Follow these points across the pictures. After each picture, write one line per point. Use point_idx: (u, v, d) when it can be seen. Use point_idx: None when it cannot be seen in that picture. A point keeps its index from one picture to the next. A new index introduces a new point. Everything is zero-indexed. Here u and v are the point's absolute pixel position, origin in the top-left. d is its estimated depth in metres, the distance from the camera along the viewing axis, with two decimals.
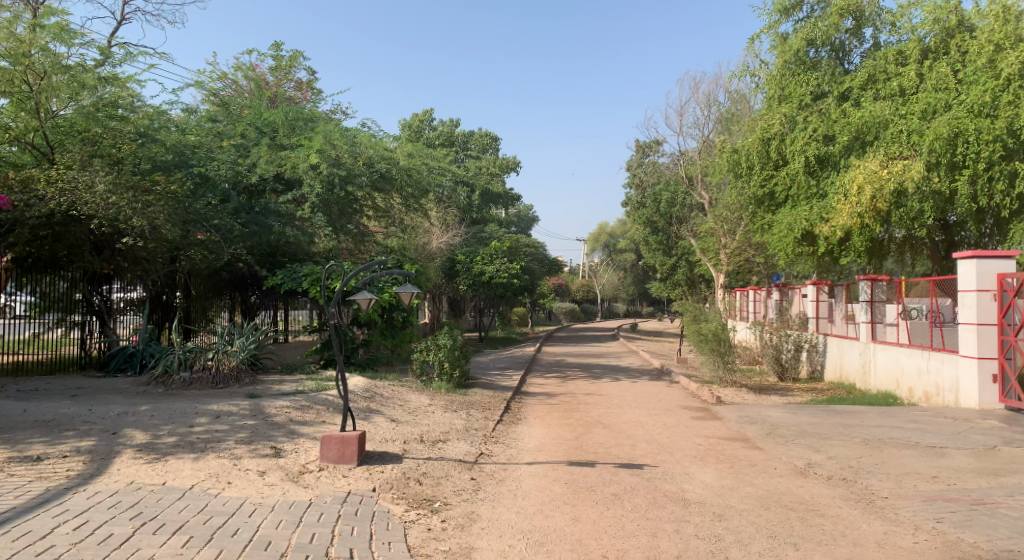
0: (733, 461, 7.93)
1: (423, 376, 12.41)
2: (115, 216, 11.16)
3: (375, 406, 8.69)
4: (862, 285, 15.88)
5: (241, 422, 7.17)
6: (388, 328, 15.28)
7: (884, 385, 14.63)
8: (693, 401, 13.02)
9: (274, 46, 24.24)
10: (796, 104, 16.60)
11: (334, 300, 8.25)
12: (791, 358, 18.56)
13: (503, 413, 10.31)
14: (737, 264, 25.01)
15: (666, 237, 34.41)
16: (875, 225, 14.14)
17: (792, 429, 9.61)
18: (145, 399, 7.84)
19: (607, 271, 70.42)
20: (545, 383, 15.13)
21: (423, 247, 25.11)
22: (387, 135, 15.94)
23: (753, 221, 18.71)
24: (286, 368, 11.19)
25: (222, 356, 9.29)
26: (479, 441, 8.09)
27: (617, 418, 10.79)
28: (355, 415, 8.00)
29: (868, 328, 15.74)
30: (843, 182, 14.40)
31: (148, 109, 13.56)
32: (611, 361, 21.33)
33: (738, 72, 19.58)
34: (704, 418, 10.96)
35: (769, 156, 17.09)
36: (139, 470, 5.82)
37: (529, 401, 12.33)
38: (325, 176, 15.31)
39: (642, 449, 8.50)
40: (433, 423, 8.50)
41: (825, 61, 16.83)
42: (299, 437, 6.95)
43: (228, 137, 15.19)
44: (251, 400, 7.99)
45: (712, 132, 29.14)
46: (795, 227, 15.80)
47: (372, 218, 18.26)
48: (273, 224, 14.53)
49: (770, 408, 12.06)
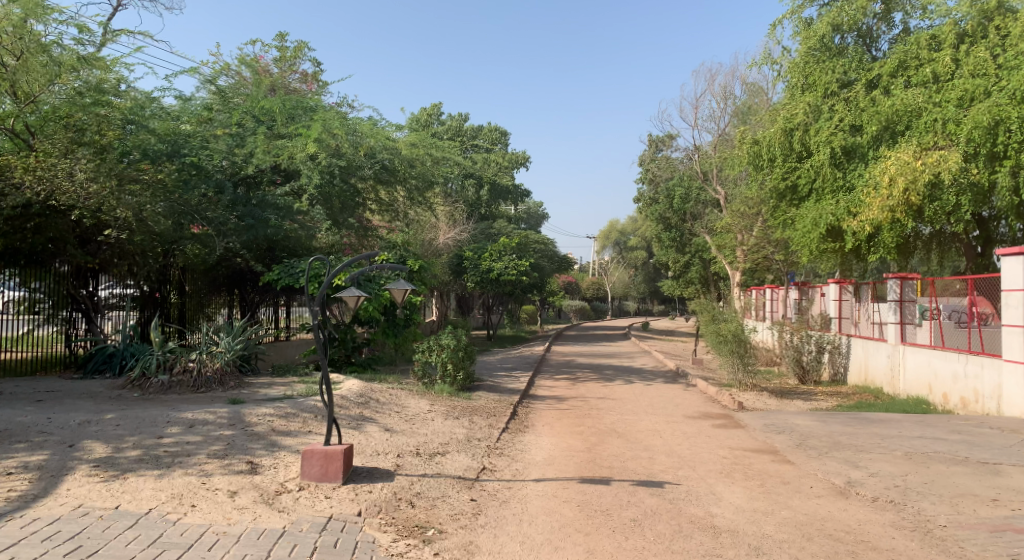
0: (763, 478, 7.15)
1: (425, 378, 11.68)
2: (98, 207, 10.66)
3: (368, 413, 7.96)
4: (891, 283, 14.99)
5: (217, 432, 6.44)
6: (391, 326, 14.53)
7: (915, 390, 13.78)
8: (712, 406, 12.24)
9: (279, 36, 23.61)
10: (821, 93, 15.76)
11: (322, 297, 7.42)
12: (814, 360, 17.78)
13: (509, 420, 9.57)
14: (754, 262, 24.16)
15: (680, 234, 33.55)
16: (907, 221, 13.27)
17: (824, 441, 8.81)
18: (115, 405, 7.13)
19: (618, 268, 69.62)
20: (554, 386, 14.37)
21: (430, 244, 24.42)
22: (389, 124, 15.11)
23: (775, 216, 17.88)
24: (279, 371, 10.49)
25: (205, 358, 8.57)
26: (482, 454, 7.34)
27: (632, 425, 10.04)
28: (346, 424, 7.27)
29: (896, 328, 14.80)
30: (873, 174, 13.53)
31: (138, 96, 12.93)
32: (624, 361, 20.54)
33: (759, 60, 18.73)
34: (726, 426, 10.19)
35: (791, 148, 16.24)
36: (91, 490, 5.10)
37: (538, 405, 11.57)
38: (324, 167, 14.61)
39: (661, 463, 7.73)
40: (431, 432, 7.77)
41: (851, 47, 16.00)
42: (280, 451, 6.22)
43: (224, 126, 14.47)
44: (231, 407, 7.27)
45: (728, 126, 28.27)
46: (821, 223, 14.99)
47: (376, 212, 17.55)
48: (269, 217, 13.80)
49: (797, 415, 11.26)
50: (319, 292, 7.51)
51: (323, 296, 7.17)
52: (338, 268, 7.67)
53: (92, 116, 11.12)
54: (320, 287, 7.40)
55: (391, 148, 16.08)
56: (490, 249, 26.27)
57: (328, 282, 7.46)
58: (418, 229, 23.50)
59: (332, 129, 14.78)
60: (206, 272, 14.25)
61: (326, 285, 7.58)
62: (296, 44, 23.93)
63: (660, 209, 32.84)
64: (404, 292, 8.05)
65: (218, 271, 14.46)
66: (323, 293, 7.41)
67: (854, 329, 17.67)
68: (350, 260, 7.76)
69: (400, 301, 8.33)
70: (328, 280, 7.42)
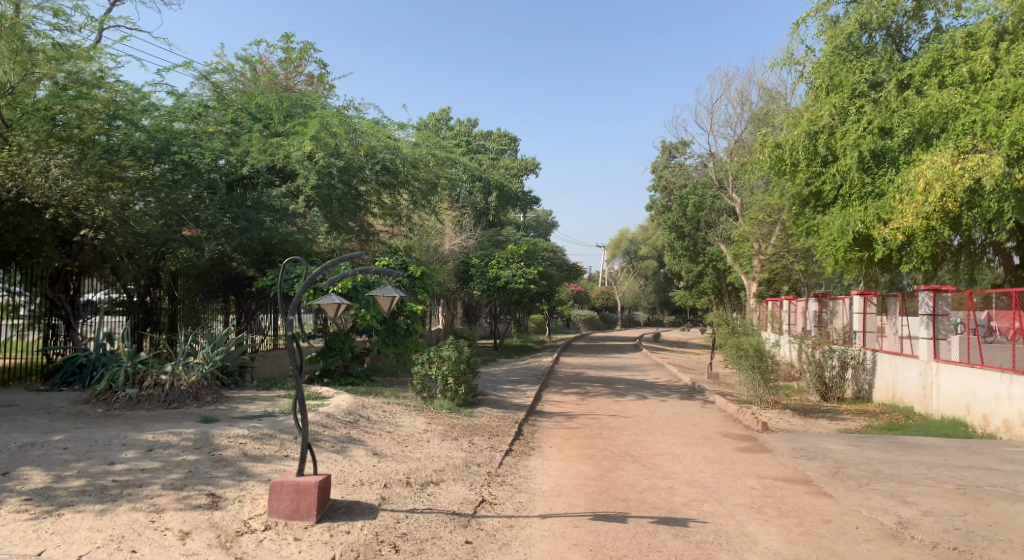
0: (801, 515, 6.28)
1: (424, 393, 10.87)
2: (74, 205, 10.06)
3: (356, 434, 7.15)
4: (924, 295, 14.15)
5: (178, 457, 5.63)
6: (391, 334, 13.81)
7: (951, 410, 12.87)
8: (733, 425, 11.37)
9: (284, 37, 22.99)
10: (848, 94, 14.90)
11: (299, 300, 6.42)
12: (836, 376, 16.99)
13: (513, 441, 8.74)
14: (771, 272, 23.27)
15: (694, 242, 32.64)
16: (942, 228, 12.37)
17: (864, 469, 7.92)
18: (71, 424, 6.35)
19: (628, 278, 68.69)
20: (562, 401, 13.52)
21: (435, 250, 23.64)
22: (391, 122, 14.18)
23: (797, 223, 17.02)
24: (264, 383, 9.74)
25: (179, 370, 7.79)
26: (481, 483, 6.51)
27: (648, 447, 9.19)
28: (329, 449, 6.46)
29: (928, 344, 13.88)
30: (906, 178, 12.62)
31: (132, 92, 12.24)
32: (636, 375, 19.67)
33: (781, 61, 17.91)
34: (750, 450, 9.33)
35: (816, 152, 15.38)
36: (14, 531, 4.31)
37: (545, 423, 10.72)
38: (322, 167, 13.68)
39: (683, 496, 6.87)
40: (425, 456, 6.95)
41: (880, 46, 15.17)
42: (247, 481, 5.42)
43: (217, 124, 13.73)
44: (201, 427, 6.47)
45: (744, 132, 27.41)
46: (849, 231, 14.11)
47: (379, 216, 16.78)
48: (265, 218, 13.08)
49: (827, 437, 10.36)
50: (295, 294, 6.47)
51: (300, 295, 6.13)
52: (317, 269, 6.65)
53: (74, 108, 10.47)
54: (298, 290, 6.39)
55: (395, 148, 15.23)
56: (498, 256, 25.53)
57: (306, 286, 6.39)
58: (422, 234, 22.71)
59: (331, 127, 13.91)
60: (200, 277, 13.51)
61: (303, 286, 6.56)
62: (302, 46, 23.33)
63: (674, 217, 31.92)
64: (392, 298, 7.16)
65: (212, 275, 13.77)
66: (301, 295, 6.40)
67: (879, 343, 16.75)
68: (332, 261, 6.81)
69: (387, 309, 7.40)
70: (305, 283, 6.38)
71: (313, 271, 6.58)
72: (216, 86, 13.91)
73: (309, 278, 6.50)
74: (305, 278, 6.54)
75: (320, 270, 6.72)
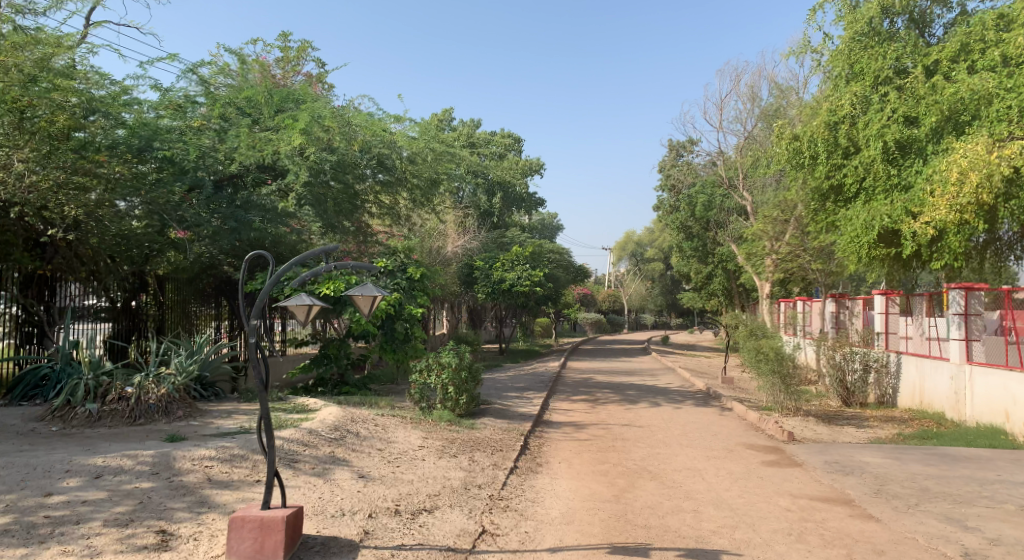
0: (850, 545, 5.47)
1: (423, 403, 10.15)
2: (43, 204, 9.46)
3: (341, 453, 6.36)
4: (954, 293, 13.30)
5: (129, 485, 4.85)
6: (389, 340, 13.04)
7: (986, 416, 12.09)
8: (757, 435, 10.53)
9: (282, 35, 22.39)
10: (870, 82, 14.10)
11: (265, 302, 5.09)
12: (859, 380, 16.24)
13: (519, 458, 7.92)
14: (785, 272, 22.45)
15: (702, 243, 31.83)
16: (978, 222, 11.48)
17: (910, 487, 7.09)
18: (14, 447, 5.58)
19: (634, 281, 67.86)
20: (571, 409, 12.71)
21: (438, 253, 22.66)
22: (387, 115, 13.34)
23: (817, 220, 16.18)
24: (246, 394, 9.01)
25: (147, 383, 7.03)
26: (482, 509, 5.71)
27: (667, 462, 8.37)
28: (308, 472, 5.67)
29: (960, 346, 13.08)
30: (938, 167, 11.76)
31: (115, 89, 11.51)
32: (647, 380, 18.88)
33: (797, 50, 17.13)
34: (779, 464, 8.50)
35: (837, 143, 14.58)
36: None
37: (553, 435, 9.93)
38: (313, 162, 12.92)
39: (711, 521, 6.04)
40: (418, 478, 6.16)
41: (903, 32, 14.36)
42: (207, 513, 4.64)
43: (204, 120, 12.99)
44: (163, 447, 5.69)
45: (755, 129, 26.61)
46: (874, 226, 13.28)
47: (376, 216, 16.03)
48: (254, 218, 12.34)
49: (859, 448, 9.52)
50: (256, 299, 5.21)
51: (267, 294, 5.04)
52: (285, 264, 5.41)
53: (44, 100, 9.52)
54: (262, 289, 5.12)
55: (392, 144, 14.49)
56: (502, 258, 24.89)
57: (270, 285, 5.20)
58: (425, 237, 21.94)
59: (323, 121, 13.14)
60: (189, 282, 12.85)
61: (270, 285, 5.24)
62: (300, 45, 22.69)
63: (682, 217, 31.17)
64: (373, 297, 6.37)
65: (201, 279, 13.04)
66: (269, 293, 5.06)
67: (903, 345, 15.92)
68: (302, 255, 5.83)
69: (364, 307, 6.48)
70: (270, 282, 5.28)
71: (279, 268, 5.37)
72: (204, 80, 13.21)
73: (274, 278, 5.33)
74: (267, 280, 5.33)
75: (285, 268, 5.55)
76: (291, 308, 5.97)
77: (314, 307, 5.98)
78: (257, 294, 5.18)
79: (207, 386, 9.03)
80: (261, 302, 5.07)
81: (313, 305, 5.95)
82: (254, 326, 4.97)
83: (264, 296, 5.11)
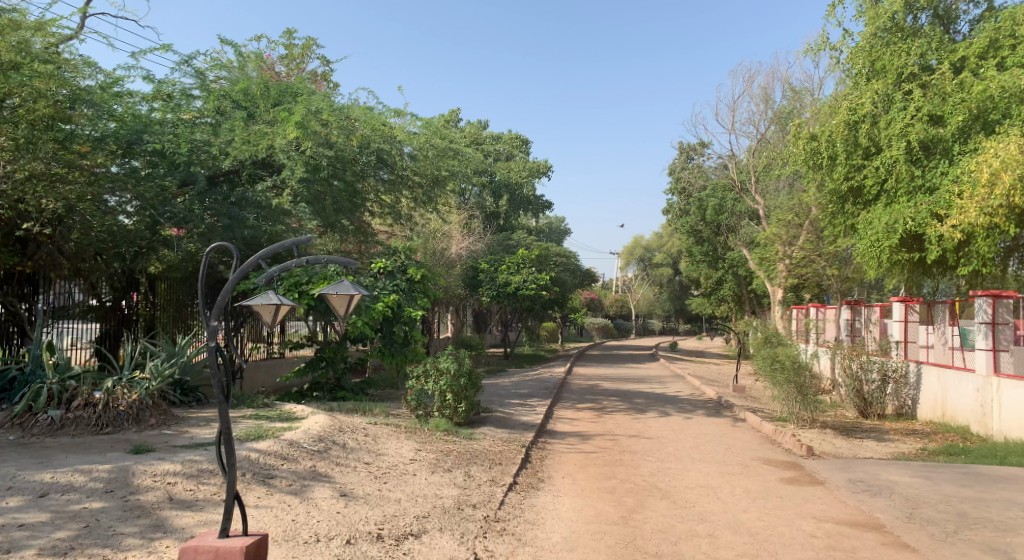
0: None
1: (420, 410, 9.60)
2: (21, 198, 8.92)
3: (324, 467, 5.82)
4: (981, 301, 12.70)
5: (77, 506, 4.31)
6: (388, 344, 12.51)
7: (1016, 431, 11.46)
8: (773, 449, 9.94)
9: (286, 33, 21.95)
10: (892, 79, 13.50)
11: (228, 301, 4.48)
12: (876, 390, 15.63)
13: (519, 473, 7.35)
14: (799, 277, 21.82)
15: (713, 247, 31.21)
16: (1009, 226, 10.86)
17: (945, 511, 6.49)
18: None
19: (642, 287, 67.26)
20: (576, 418, 12.13)
21: (442, 254, 21.89)
22: (387, 108, 12.82)
23: (834, 223, 15.56)
24: (229, 400, 8.50)
25: (117, 389, 6.69)
26: (476, 534, 5.13)
27: (679, 479, 7.78)
28: (282, 491, 5.11)
29: (988, 357, 12.45)
30: (968, 167, 11.12)
31: (102, 77, 11.00)
32: (655, 387, 18.28)
33: (815, 47, 16.52)
34: (799, 482, 7.91)
35: (857, 143, 13.95)
36: None
37: (557, 447, 9.35)
38: (309, 157, 12.38)
39: (731, 550, 5.45)
40: (408, 497, 5.60)
41: (927, 28, 13.75)
42: (161, 539, 4.08)
43: (198, 113, 12.49)
44: (124, 459, 5.17)
45: (768, 131, 26.00)
46: (897, 229, 12.63)
47: (377, 215, 15.52)
48: (248, 215, 11.84)
49: (883, 464, 8.92)
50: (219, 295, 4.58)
51: (229, 292, 4.42)
52: (254, 257, 4.74)
53: (24, 88, 8.97)
54: (225, 286, 4.49)
55: (393, 139, 13.97)
56: (508, 261, 24.38)
57: (235, 281, 4.55)
58: (428, 238, 21.39)
59: (320, 114, 12.62)
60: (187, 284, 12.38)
61: (235, 282, 4.60)
62: (304, 43, 22.30)
63: (692, 220, 30.54)
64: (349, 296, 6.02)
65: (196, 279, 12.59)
66: (230, 292, 4.43)
67: (924, 355, 15.28)
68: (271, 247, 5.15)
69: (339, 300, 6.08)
70: (235, 278, 4.59)
71: (248, 262, 4.72)
72: (200, 72, 12.71)
73: (240, 272, 4.68)
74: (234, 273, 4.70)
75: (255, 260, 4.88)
76: (256, 308, 5.44)
77: (282, 306, 5.44)
78: (219, 292, 4.51)
79: (189, 391, 8.59)
80: (222, 301, 4.45)
81: (280, 304, 5.42)
82: (216, 328, 4.31)
83: (226, 294, 4.44)
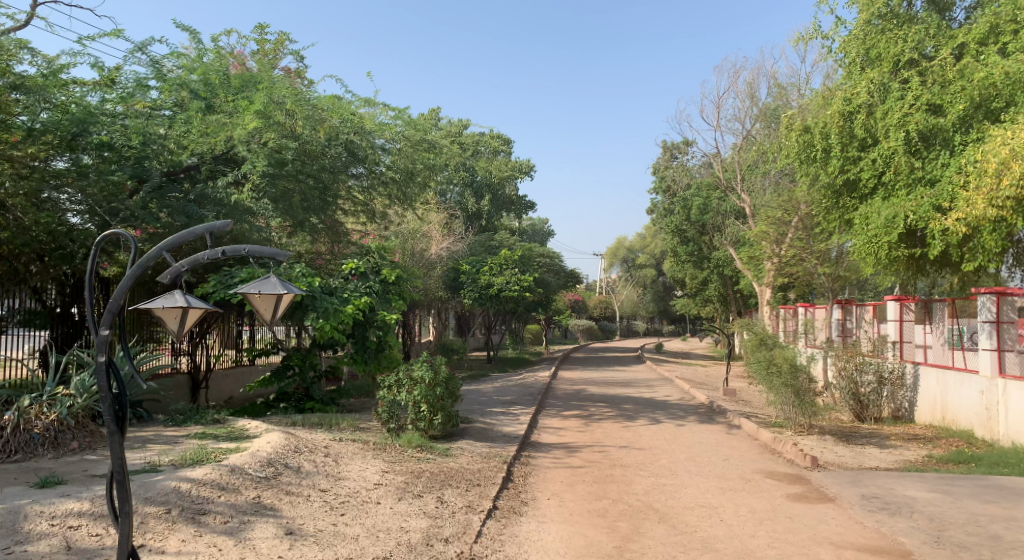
0: None
1: (391, 423, 8.80)
2: None
3: (271, 497, 4.99)
4: (984, 299, 12.08)
5: None
6: (360, 350, 11.63)
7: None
8: (774, 459, 9.23)
9: (258, 28, 21.06)
10: (888, 68, 12.89)
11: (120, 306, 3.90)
12: (873, 392, 15.02)
13: (499, 495, 6.55)
14: (788, 276, 21.24)
15: (698, 247, 30.60)
16: (1018, 219, 10.18)
17: (976, 534, 5.80)
18: None
19: (626, 288, 66.71)
20: (562, 427, 11.37)
21: (422, 255, 21.04)
22: (356, 98, 11.97)
23: (829, 219, 14.93)
24: (176, 416, 7.67)
25: (36, 409, 6.50)
26: None
27: (676, 498, 7.04)
28: (215, 531, 4.27)
29: (993, 358, 11.87)
30: (974, 156, 10.49)
31: (40, 62, 10.08)
32: (643, 391, 17.60)
33: (806, 37, 15.91)
34: (807, 498, 7.20)
35: (852, 134, 13.33)
36: None
37: (541, 462, 8.58)
38: (272, 149, 11.52)
39: None
40: (367, 534, 4.78)
41: (923, 14, 13.14)
42: None
43: (153, 105, 11.60)
44: (17, 495, 4.48)
45: (753, 128, 25.45)
46: (897, 224, 11.98)
47: (350, 213, 14.68)
48: (207, 213, 10.94)
49: (895, 476, 8.22)
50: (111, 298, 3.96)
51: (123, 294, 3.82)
52: (155, 250, 4.16)
53: None
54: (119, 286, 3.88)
55: (364, 132, 13.12)
56: (490, 262, 23.67)
57: (130, 280, 3.95)
58: (407, 238, 20.56)
59: (284, 104, 11.78)
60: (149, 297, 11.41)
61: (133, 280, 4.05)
62: (276, 39, 21.42)
63: (677, 220, 29.96)
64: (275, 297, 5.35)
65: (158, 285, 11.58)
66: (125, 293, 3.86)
67: (921, 355, 14.68)
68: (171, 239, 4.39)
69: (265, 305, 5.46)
70: (132, 275, 3.98)
71: (148, 255, 4.12)
72: (155, 60, 11.80)
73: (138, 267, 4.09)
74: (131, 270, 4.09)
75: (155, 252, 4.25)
76: (160, 313, 4.75)
77: (192, 310, 4.78)
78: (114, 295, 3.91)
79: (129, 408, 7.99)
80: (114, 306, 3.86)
81: (190, 308, 4.75)
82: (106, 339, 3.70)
83: (120, 298, 3.83)
